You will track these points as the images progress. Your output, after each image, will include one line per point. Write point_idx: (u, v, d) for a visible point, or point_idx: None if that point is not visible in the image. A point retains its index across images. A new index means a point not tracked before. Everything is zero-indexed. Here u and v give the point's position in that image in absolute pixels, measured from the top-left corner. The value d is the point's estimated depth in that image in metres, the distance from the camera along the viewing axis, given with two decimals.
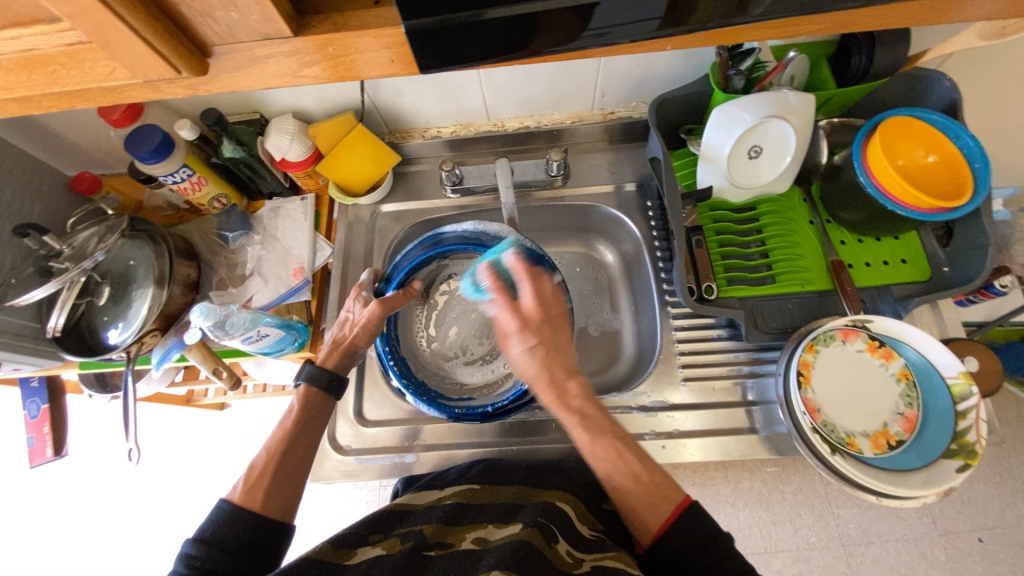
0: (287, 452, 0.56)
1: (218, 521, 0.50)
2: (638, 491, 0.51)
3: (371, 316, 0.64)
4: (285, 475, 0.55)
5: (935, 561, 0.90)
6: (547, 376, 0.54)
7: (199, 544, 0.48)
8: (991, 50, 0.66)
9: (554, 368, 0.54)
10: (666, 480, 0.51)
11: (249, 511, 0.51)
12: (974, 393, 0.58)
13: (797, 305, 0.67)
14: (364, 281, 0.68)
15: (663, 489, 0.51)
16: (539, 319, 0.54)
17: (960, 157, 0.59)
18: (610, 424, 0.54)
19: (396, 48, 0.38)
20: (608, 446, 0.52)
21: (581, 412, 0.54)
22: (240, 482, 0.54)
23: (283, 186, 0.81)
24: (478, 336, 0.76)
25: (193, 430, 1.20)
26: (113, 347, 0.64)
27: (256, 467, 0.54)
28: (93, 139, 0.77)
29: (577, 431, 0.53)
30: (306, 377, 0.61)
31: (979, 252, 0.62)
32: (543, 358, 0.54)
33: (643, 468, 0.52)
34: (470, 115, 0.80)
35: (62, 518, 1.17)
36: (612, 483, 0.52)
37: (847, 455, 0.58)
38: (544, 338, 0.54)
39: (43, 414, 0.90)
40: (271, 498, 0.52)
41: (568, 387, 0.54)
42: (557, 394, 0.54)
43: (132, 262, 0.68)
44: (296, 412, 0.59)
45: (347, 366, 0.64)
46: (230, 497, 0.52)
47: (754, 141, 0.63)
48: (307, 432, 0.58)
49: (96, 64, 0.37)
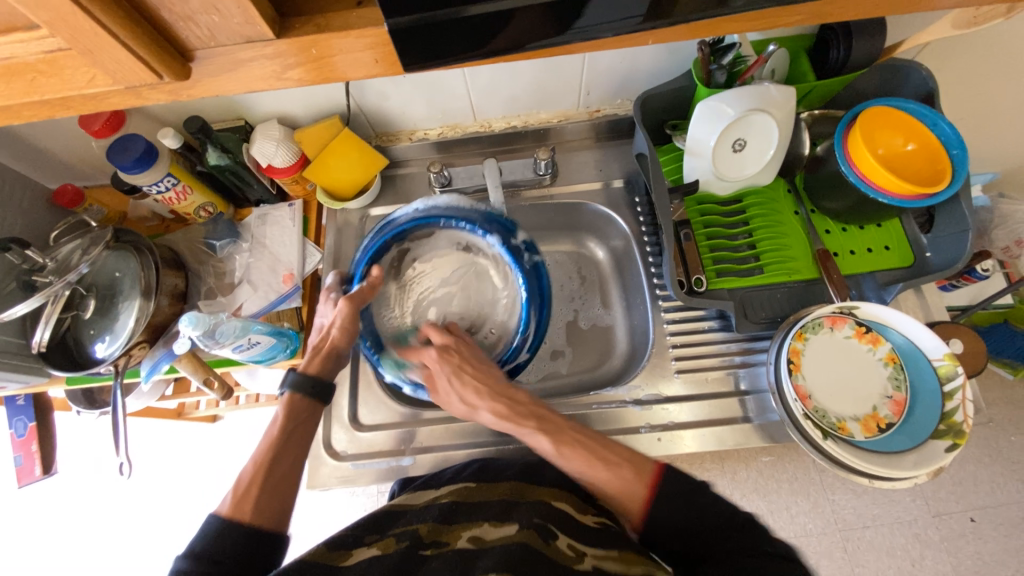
0: (275, 461, 0.56)
1: (208, 534, 0.49)
2: (609, 476, 0.54)
3: (339, 317, 0.62)
4: (274, 485, 0.54)
5: (929, 542, 0.92)
6: (486, 393, 0.60)
7: (190, 559, 0.46)
8: (964, 39, 0.67)
9: (489, 385, 0.60)
10: (636, 457, 0.56)
11: (238, 523, 0.50)
12: (960, 373, 0.59)
13: (785, 295, 0.68)
14: (331, 284, 0.67)
15: (632, 467, 0.54)
16: (455, 345, 0.63)
17: (938, 144, 0.60)
18: (568, 425, 0.59)
19: (379, 48, 0.38)
20: (571, 444, 0.57)
21: (536, 416, 0.59)
22: (228, 496, 0.53)
23: (271, 192, 0.80)
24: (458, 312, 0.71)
25: (186, 444, 1.18)
26: (101, 361, 0.63)
27: (244, 478, 0.54)
28: (74, 150, 0.76)
29: (538, 437, 0.58)
30: (290, 385, 0.60)
31: (960, 236, 0.63)
32: (476, 381, 0.61)
33: (609, 452, 0.56)
34: (457, 116, 0.80)
35: (54, 538, 1.14)
36: (591, 478, 0.55)
37: (839, 440, 0.59)
38: (462, 355, 0.63)
39: (31, 432, 0.88)
40: (260, 509, 0.52)
41: (515, 395, 0.61)
42: (505, 406, 0.60)
43: (117, 274, 0.67)
44: (282, 419, 0.58)
45: (332, 370, 0.62)
46: (220, 510, 0.51)
47: (737, 135, 0.64)
48: (296, 439, 0.58)
49: (76, 71, 0.37)
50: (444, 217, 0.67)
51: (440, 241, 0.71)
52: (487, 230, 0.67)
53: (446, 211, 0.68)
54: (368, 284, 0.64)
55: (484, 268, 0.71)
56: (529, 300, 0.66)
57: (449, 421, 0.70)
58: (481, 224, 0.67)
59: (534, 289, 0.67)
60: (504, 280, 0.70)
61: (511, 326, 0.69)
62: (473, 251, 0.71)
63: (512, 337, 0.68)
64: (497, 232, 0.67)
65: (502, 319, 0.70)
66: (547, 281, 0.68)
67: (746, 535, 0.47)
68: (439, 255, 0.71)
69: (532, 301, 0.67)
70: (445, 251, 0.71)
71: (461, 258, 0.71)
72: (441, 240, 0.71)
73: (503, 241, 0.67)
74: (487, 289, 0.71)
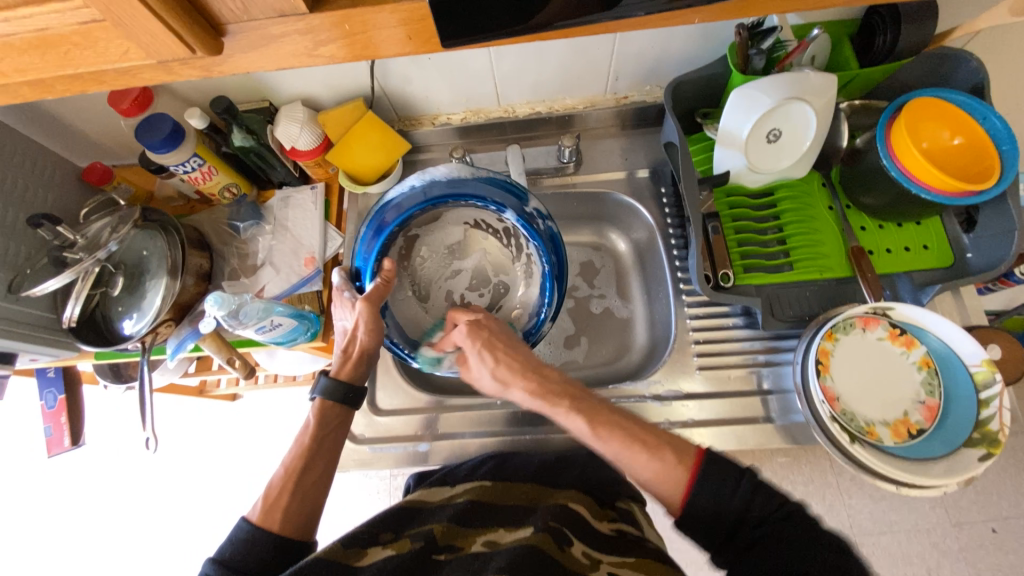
0: (305, 470, 0.57)
1: (236, 541, 0.50)
2: (652, 462, 0.53)
3: (360, 319, 0.60)
4: (305, 492, 0.55)
5: (947, 551, 0.89)
6: (519, 368, 0.60)
7: (216, 564, 0.48)
8: (1019, 27, 0.63)
9: (517, 362, 0.60)
10: (673, 438, 0.55)
11: (267, 531, 0.51)
12: (997, 381, 0.56)
13: (814, 293, 0.66)
14: (339, 283, 0.63)
15: (672, 449, 0.53)
16: (484, 321, 0.63)
17: (987, 139, 0.57)
18: (602, 407, 0.57)
19: (413, 24, 0.38)
20: (608, 426, 0.56)
21: (569, 394, 0.58)
22: (258, 504, 0.54)
23: (294, 175, 0.81)
24: (474, 291, 0.70)
25: (205, 421, 1.21)
26: (128, 338, 0.64)
27: (273, 486, 0.55)
28: (104, 128, 0.77)
29: (574, 419, 0.57)
30: (323, 390, 0.60)
31: (1004, 237, 0.60)
32: (502, 356, 0.60)
33: (646, 433, 0.55)
34: (480, 101, 0.79)
35: (79, 506, 1.18)
36: (635, 470, 0.54)
37: (866, 444, 0.57)
38: (493, 329, 0.62)
39: (61, 404, 0.91)
40: (290, 517, 0.53)
41: (547, 373, 0.60)
42: (536, 382, 0.59)
43: (145, 253, 0.68)
44: (313, 428, 0.59)
45: (364, 374, 0.62)
46: (250, 517, 0.53)
47: (772, 125, 0.62)
48: (326, 448, 0.59)
49: (110, 44, 0.37)
50: (451, 196, 0.65)
51: (448, 226, 0.69)
52: (501, 201, 0.65)
53: (454, 187, 0.65)
54: (383, 279, 0.61)
55: (498, 245, 0.70)
56: (556, 270, 0.66)
57: (467, 408, 0.70)
58: (493, 199, 0.65)
59: (556, 258, 0.66)
60: (523, 254, 0.69)
61: (533, 298, 0.69)
62: (483, 226, 0.69)
63: (537, 308, 0.68)
64: (511, 204, 0.65)
65: (522, 292, 0.69)
66: (563, 249, 0.67)
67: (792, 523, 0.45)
68: (449, 236, 0.69)
69: (555, 274, 0.66)
70: (453, 230, 0.69)
71: (469, 235, 0.70)
72: (448, 222, 0.68)
73: (516, 211, 0.65)
74: (501, 263, 0.70)
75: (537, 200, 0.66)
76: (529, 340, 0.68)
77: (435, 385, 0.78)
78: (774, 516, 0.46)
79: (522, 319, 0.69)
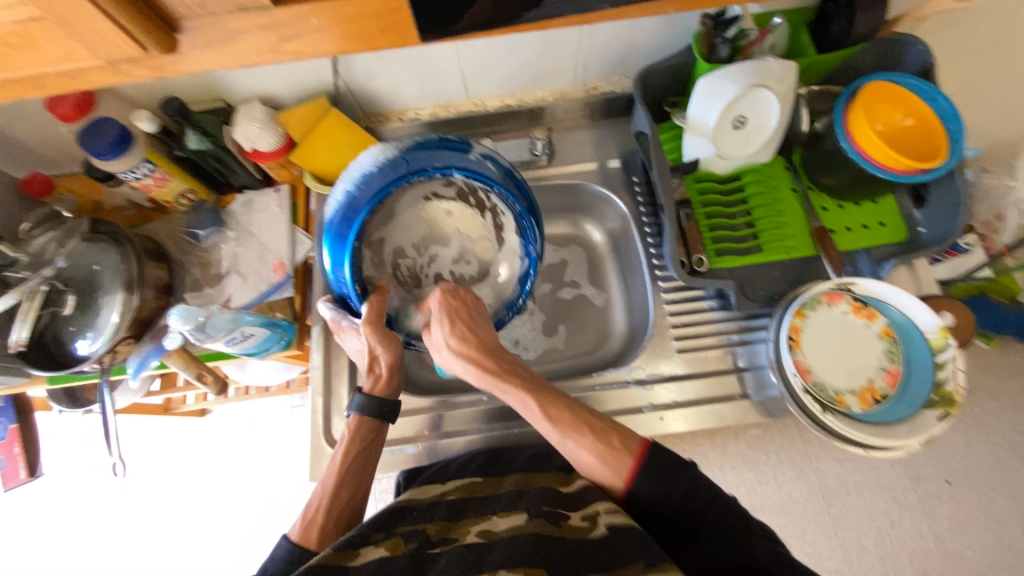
0: (339, 484, 0.57)
1: (279, 557, 0.53)
2: (597, 445, 0.55)
3: (372, 342, 0.58)
4: (342, 513, 0.57)
5: (908, 505, 0.93)
6: (472, 343, 0.60)
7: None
8: (960, 13, 0.67)
9: (475, 339, 0.60)
10: (625, 431, 0.57)
11: (304, 550, 0.53)
12: (952, 346, 0.60)
13: (782, 273, 0.69)
14: (334, 316, 0.62)
15: (620, 436, 0.56)
16: (458, 291, 0.62)
17: (935, 119, 0.61)
18: (552, 389, 0.60)
19: (385, 17, 0.37)
20: (560, 408, 0.57)
21: (525, 379, 0.59)
22: (296, 522, 0.56)
23: (255, 178, 0.77)
24: (461, 262, 0.67)
25: (173, 440, 1.16)
26: (84, 359, 0.60)
27: (310, 506, 0.57)
28: (40, 134, 0.71)
29: (529, 404, 0.58)
30: (358, 407, 0.60)
31: (953, 211, 0.63)
32: (462, 330, 0.60)
33: (595, 417, 0.57)
34: (449, 95, 0.77)
35: (41, 538, 1.11)
36: (583, 461, 0.56)
37: (836, 412, 0.61)
38: (466, 301, 0.62)
39: (13, 434, 0.85)
40: (327, 536, 0.55)
41: (504, 354, 0.61)
42: (495, 364, 0.59)
43: (95, 267, 0.64)
44: (348, 441, 0.59)
45: (398, 385, 0.62)
46: (289, 535, 0.55)
47: (738, 112, 0.63)
48: (359, 463, 0.59)
49: (50, 44, 0.35)
50: (393, 185, 0.56)
51: (405, 216, 0.63)
52: (443, 165, 0.57)
53: (389, 174, 0.56)
54: (377, 297, 0.59)
55: (463, 209, 0.65)
56: (528, 208, 0.61)
57: (452, 407, 0.70)
58: (433, 165, 0.57)
59: (522, 196, 0.61)
60: (487, 208, 0.65)
61: (516, 242, 0.65)
62: (437, 198, 0.64)
63: (524, 251, 0.65)
64: (455, 162, 0.57)
65: (504, 241, 0.66)
66: (526, 184, 0.62)
67: (732, 513, 0.50)
68: (413, 228, 0.64)
69: (528, 211, 0.61)
70: (412, 221, 0.64)
71: (430, 216, 0.64)
72: (405, 210, 0.63)
73: (461, 166, 0.58)
74: (474, 229, 0.66)
75: (479, 145, 0.60)
76: (529, 284, 0.66)
77: (419, 385, 0.77)
78: (713, 505, 0.51)
79: (513, 269, 0.66)
